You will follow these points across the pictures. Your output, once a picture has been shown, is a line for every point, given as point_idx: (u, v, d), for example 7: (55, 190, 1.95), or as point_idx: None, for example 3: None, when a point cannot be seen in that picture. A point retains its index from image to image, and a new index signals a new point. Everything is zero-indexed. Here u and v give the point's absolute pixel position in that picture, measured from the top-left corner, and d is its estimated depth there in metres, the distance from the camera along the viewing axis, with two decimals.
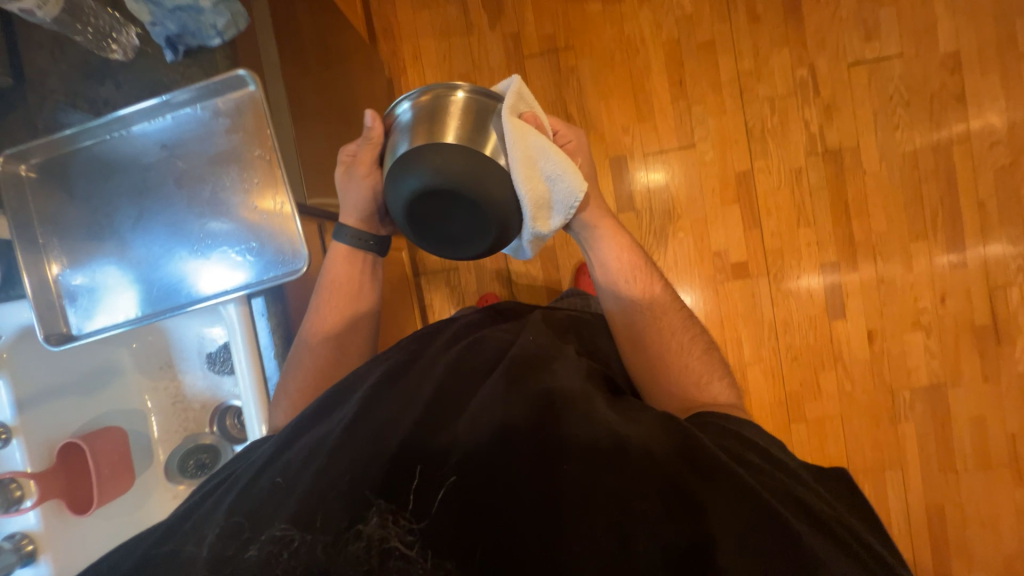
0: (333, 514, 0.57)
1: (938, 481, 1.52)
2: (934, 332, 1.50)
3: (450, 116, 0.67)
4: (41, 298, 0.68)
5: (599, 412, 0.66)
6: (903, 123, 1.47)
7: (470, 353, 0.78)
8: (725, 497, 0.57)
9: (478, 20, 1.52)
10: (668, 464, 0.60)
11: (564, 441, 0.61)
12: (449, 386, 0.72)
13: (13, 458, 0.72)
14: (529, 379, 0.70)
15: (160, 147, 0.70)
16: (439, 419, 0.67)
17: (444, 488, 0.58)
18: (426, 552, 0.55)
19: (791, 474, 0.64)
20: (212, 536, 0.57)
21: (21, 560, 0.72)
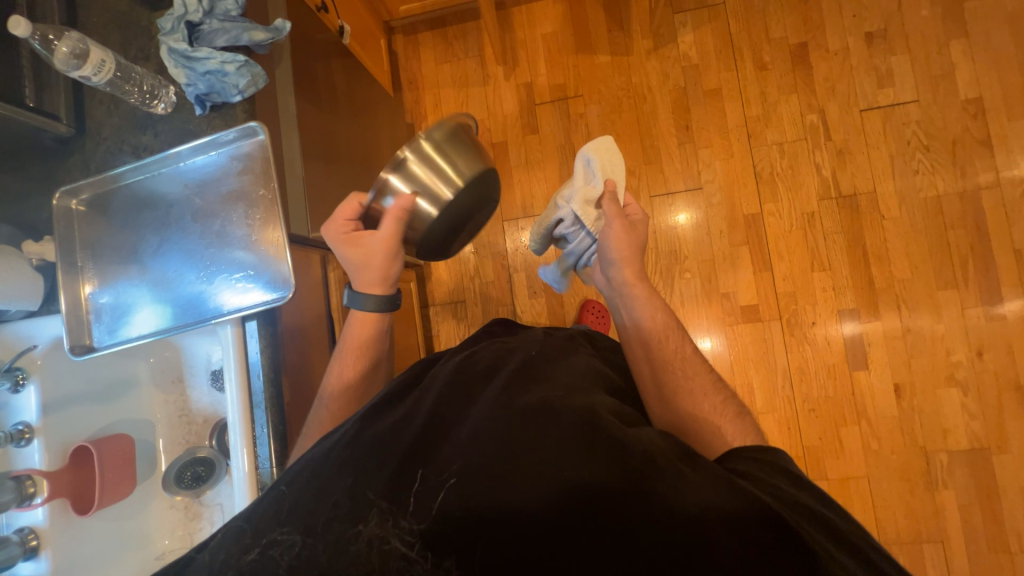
0: (335, 517, 0.53)
1: (988, 562, 1.34)
2: (971, 390, 1.38)
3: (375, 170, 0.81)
4: (72, 314, 0.78)
5: (603, 415, 0.59)
6: (924, 168, 1.43)
7: (472, 360, 0.73)
8: (737, 511, 0.50)
9: (494, 72, 1.65)
10: (671, 467, 0.54)
11: (576, 452, 0.54)
12: (449, 389, 0.66)
13: (33, 457, 0.81)
14: (536, 387, 0.64)
15: (184, 187, 0.80)
16: (448, 423, 0.61)
17: (445, 490, 0.53)
18: (426, 552, 0.50)
19: (796, 477, 0.58)
20: (218, 547, 0.54)
21: (24, 553, 0.78)
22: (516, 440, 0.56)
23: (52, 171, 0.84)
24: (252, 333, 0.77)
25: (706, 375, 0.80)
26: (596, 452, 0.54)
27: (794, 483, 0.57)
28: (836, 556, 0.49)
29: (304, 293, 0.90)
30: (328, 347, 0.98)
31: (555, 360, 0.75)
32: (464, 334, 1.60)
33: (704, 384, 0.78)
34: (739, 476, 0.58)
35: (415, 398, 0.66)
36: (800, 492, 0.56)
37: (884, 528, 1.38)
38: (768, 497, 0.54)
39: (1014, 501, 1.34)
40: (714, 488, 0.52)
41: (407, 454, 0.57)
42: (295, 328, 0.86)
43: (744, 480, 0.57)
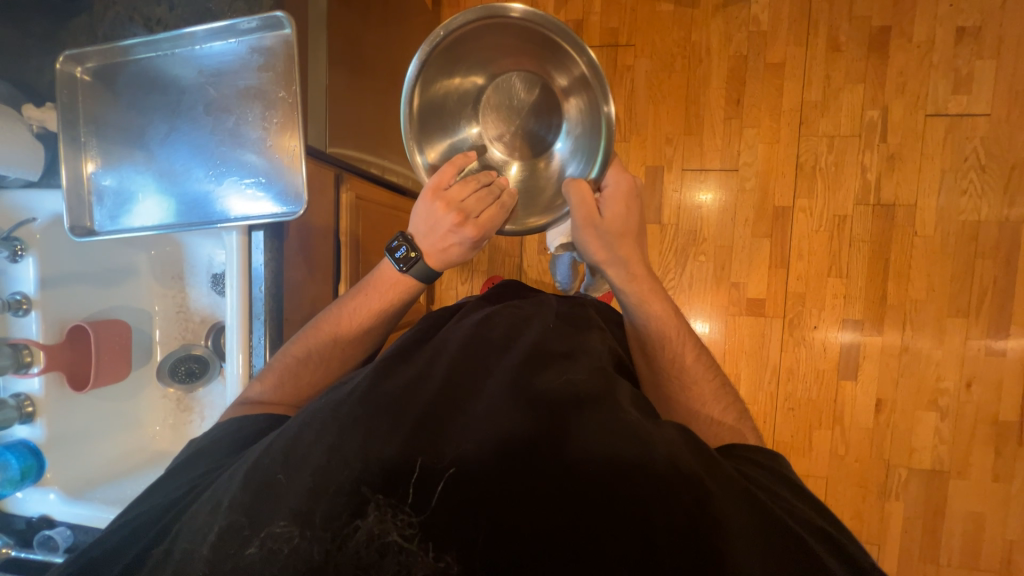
0: (334, 504, 0.50)
1: (914, 569, 1.45)
2: (949, 417, 1.41)
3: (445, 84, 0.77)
4: (73, 192, 0.74)
5: (627, 409, 0.59)
6: (973, 189, 1.36)
7: (484, 327, 0.72)
8: (750, 523, 0.50)
9: (544, 2, 1.50)
10: (679, 459, 0.53)
11: (573, 432, 0.54)
12: (462, 357, 0.65)
13: (30, 328, 0.81)
14: (551, 368, 0.64)
15: (198, 73, 0.74)
16: (453, 392, 0.60)
17: (445, 480, 0.51)
18: (426, 544, 0.48)
19: (804, 495, 0.58)
20: (212, 534, 0.50)
21: (20, 417, 0.80)
22: (514, 403, 0.56)
23: (56, 30, 0.77)
24: (257, 245, 0.74)
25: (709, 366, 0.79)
26: (604, 433, 0.54)
27: (797, 493, 0.58)
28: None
29: (314, 212, 0.87)
30: (332, 272, 0.96)
31: (570, 335, 0.75)
32: (466, 278, 1.59)
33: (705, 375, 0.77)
34: (751, 484, 0.57)
35: (427, 355, 0.67)
36: (808, 509, 0.55)
37: None
38: (780, 509, 0.53)
39: (956, 522, 1.42)
40: (730, 498, 0.52)
41: (412, 430, 0.54)
42: (301, 247, 0.83)
43: (755, 487, 0.56)
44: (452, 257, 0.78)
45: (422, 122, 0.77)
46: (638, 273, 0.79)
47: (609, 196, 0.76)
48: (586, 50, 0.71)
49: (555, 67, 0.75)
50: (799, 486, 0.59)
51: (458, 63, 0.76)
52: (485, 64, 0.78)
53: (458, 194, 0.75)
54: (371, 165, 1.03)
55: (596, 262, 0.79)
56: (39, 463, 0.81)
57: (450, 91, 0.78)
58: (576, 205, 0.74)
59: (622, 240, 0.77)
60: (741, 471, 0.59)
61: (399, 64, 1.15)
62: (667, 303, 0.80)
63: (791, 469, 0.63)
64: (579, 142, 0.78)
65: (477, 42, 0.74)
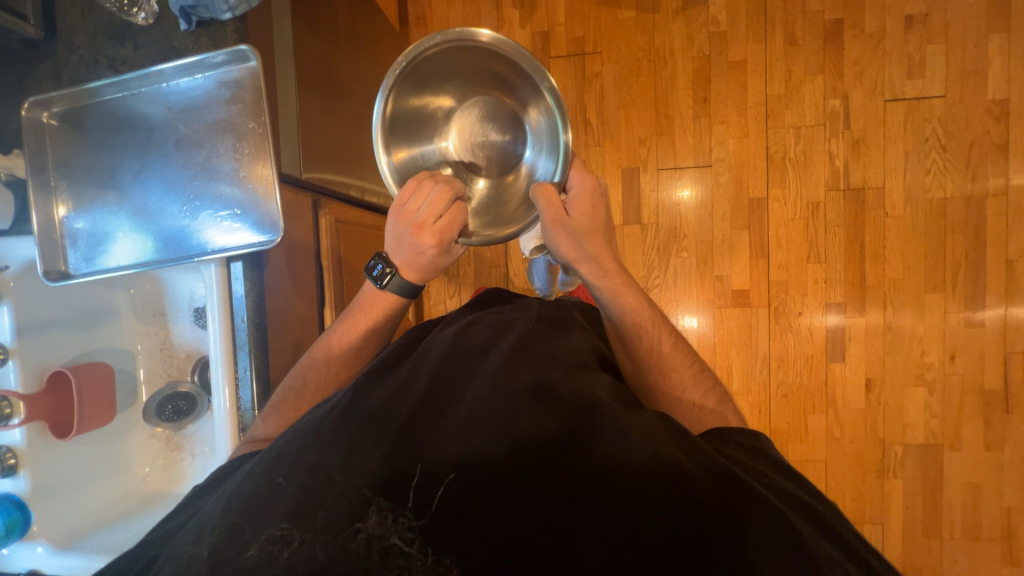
0: (331, 511, 0.52)
1: (920, 545, 1.46)
2: (937, 390, 1.44)
3: (416, 100, 0.79)
4: (44, 237, 0.74)
5: (605, 400, 0.60)
6: (937, 167, 1.40)
7: (465, 334, 0.73)
8: (732, 501, 0.50)
9: (509, 17, 1.54)
10: (671, 457, 0.53)
11: (567, 436, 0.54)
12: (445, 363, 0.66)
13: (8, 378, 0.78)
14: (532, 367, 0.64)
15: (166, 111, 0.74)
16: (441, 399, 0.61)
17: (445, 485, 0.52)
18: (426, 548, 0.50)
19: (788, 475, 0.59)
20: (212, 538, 0.52)
21: (2, 471, 0.78)
22: (508, 415, 0.56)
23: (21, 79, 0.77)
24: (238, 275, 0.74)
25: (690, 356, 0.81)
26: (596, 437, 0.54)
27: (777, 470, 0.59)
28: (831, 553, 0.49)
29: (293, 237, 0.86)
30: (316, 297, 0.95)
31: (551, 335, 0.76)
32: (454, 291, 1.59)
33: (685, 364, 0.80)
34: (731, 462, 0.58)
35: (411, 365, 0.67)
36: (793, 488, 0.56)
37: None
38: (762, 487, 0.54)
39: (954, 493, 1.44)
40: (711, 479, 0.52)
41: (399, 437, 0.56)
42: (282, 274, 0.83)
43: (737, 466, 0.57)
44: (427, 270, 0.78)
45: (394, 132, 0.78)
46: (609, 269, 0.80)
47: (574, 196, 0.78)
48: (546, 76, 0.76)
49: (515, 88, 0.79)
50: (782, 465, 0.60)
51: (429, 79, 0.79)
52: (448, 86, 0.80)
53: (414, 206, 0.74)
54: (350, 187, 1.04)
55: (568, 262, 0.79)
56: (24, 517, 0.78)
57: (424, 109, 0.80)
58: (544, 207, 0.75)
59: (591, 238, 0.78)
60: (724, 452, 0.60)
61: (370, 86, 1.16)
62: (640, 296, 0.81)
63: (772, 447, 0.64)
64: (545, 152, 0.80)
65: (448, 63, 0.78)
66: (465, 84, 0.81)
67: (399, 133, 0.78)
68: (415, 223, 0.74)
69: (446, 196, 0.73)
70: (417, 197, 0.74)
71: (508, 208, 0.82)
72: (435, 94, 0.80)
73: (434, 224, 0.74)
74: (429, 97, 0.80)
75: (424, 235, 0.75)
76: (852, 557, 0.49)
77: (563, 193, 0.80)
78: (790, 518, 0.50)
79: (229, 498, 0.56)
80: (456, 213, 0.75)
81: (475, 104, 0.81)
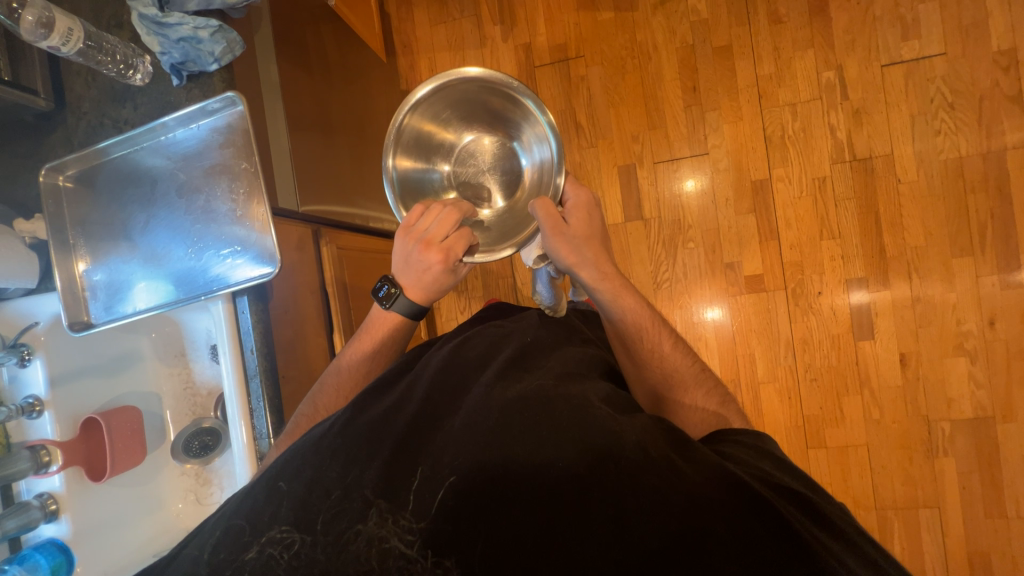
0: (333, 516, 0.58)
1: (984, 528, 1.36)
2: (980, 359, 1.35)
3: (426, 130, 0.86)
4: (67, 291, 0.78)
5: (596, 404, 0.65)
6: (947, 127, 1.35)
7: (462, 349, 0.80)
8: (722, 497, 0.55)
9: (492, 33, 1.57)
10: (662, 457, 0.58)
11: (560, 439, 0.59)
12: (441, 378, 0.71)
13: (45, 429, 0.83)
14: (523, 377, 0.71)
15: (167, 162, 0.79)
16: (437, 412, 0.66)
17: (445, 489, 0.57)
18: (426, 551, 0.55)
19: (783, 466, 0.63)
20: (217, 539, 0.59)
21: (45, 517, 0.81)
22: (502, 423, 0.61)
23: (37, 148, 0.82)
24: (243, 309, 0.77)
25: (688, 354, 0.84)
26: (589, 444, 0.58)
27: (781, 469, 0.63)
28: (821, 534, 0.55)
29: (297, 270, 0.90)
30: (324, 324, 0.98)
31: (548, 347, 0.83)
32: (464, 306, 1.61)
33: (686, 363, 0.82)
34: (727, 459, 0.63)
35: (409, 381, 0.72)
36: (788, 479, 0.61)
37: (880, 495, 1.39)
38: (758, 480, 0.59)
39: (1015, 469, 1.34)
40: (700, 473, 0.57)
41: (397, 450, 0.61)
42: (287, 305, 0.86)
43: (733, 462, 0.62)
44: (431, 288, 0.80)
45: (401, 155, 0.84)
46: (608, 272, 0.81)
47: (572, 207, 0.81)
48: (547, 114, 0.80)
49: (520, 125, 0.85)
50: (778, 458, 0.65)
51: (440, 113, 0.85)
52: (453, 124, 0.87)
53: (423, 225, 0.78)
54: (354, 216, 1.10)
55: (568, 269, 0.80)
56: (68, 560, 0.81)
57: (432, 140, 0.87)
58: (542, 220, 0.77)
59: (589, 244, 0.80)
60: (722, 451, 0.65)
61: (361, 116, 1.20)
62: (638, 298, 0.82)
63: (775, 447, 0.69)
64: (542, 180, 0.84)
65: (457, 101, 0.85)
66: (474, 120, 0.87)
67: (405, 158, 0.85)
68: (423, 240, 0.77)
69: (454, 216, 0.77)
70: (427, 215, 0.78)
71: (506, 230, 0.85)
72: (445, 127, 0.87)
73: (441, 242, 0.77)
74: (439, 129, 0.87)
75: (432, 249, 0.77)
76: (841, 536, 0.55)
77: (561, 206, 0.82)
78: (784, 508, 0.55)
79: (234, 506, 0.62)
80: (460, 235, 0.78)
81: (480, 139, 0.88)
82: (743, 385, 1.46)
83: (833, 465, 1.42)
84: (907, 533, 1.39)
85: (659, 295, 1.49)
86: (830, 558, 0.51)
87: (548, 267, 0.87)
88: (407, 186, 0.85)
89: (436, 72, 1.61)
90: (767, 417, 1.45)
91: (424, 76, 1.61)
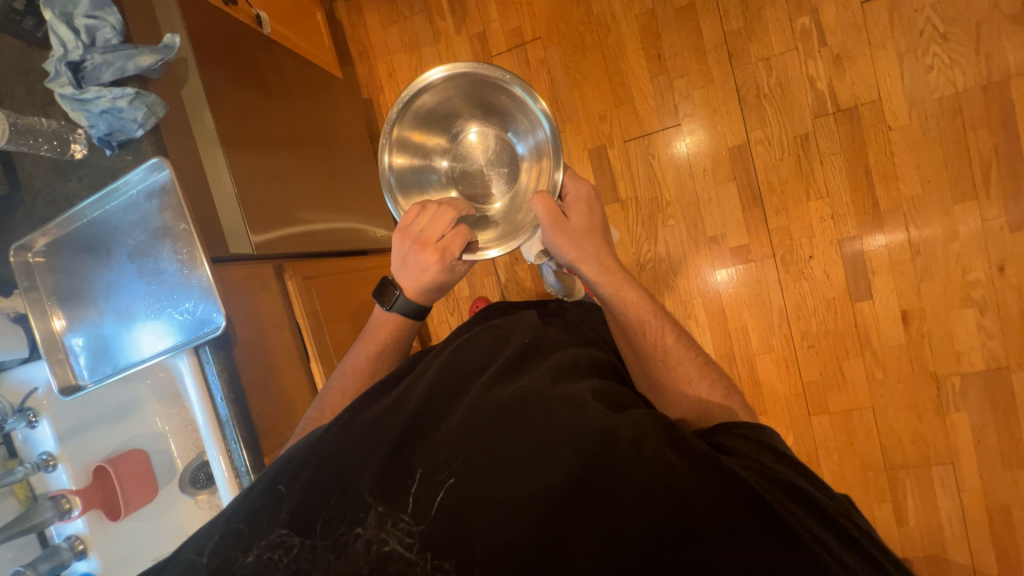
0: (333, 518, 0.60)
1: (1003, 480, 1.31)
2: (990, 308, 1.27)
3: (423, 131, 0.89)
4: (51, 355, 0.84)
5: (593, 403, 0.61)
6: (941, 61, 1.23)
7: (464, 350, 0.78)
8: (717, 493, 0.52)
9: (444, 26, 1.52)
10: (658, 455, 0.55)
11: (511, 460, 0.58)
12: (440, 379, 0.71)
13: (62, 478, 0.92)
14: (517, 379, 0.69)
15: (118, 227, 0.84)
16: (436, 413, 0.67)
17: (444, 490, 0.58)
18: (426, 554, 0.55)
19: (791, 462, 0.60)
20: (220, 540, 0.62)
21: (76, 555, 0.91)
22: (473, 438, 0.61)
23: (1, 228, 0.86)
24: (208, 360, 0.82)
25: (692, 346, 0.80)
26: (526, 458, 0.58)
27: (781, 462, 0.60)
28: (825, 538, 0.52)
29: (261, 309, 0.95)
30: (297, 355, 1.03)
31: (555, 345, 0.80)
32: (453, 308, 1.63)
33: (689, 356, 0.78)
34: (722, 453, 0.61)
35: (409, 383, 0.73)
36: (796, 477, 0.58)
37: (889, 456, 1.36)
38: (755, 478, 0.56)
39: None
40: (694, 469, 0.54)
41: (395, 451, 0.63)
42: (252, 346, 0.91)
43: (726, 456, 0.60)
44: (428, 287, 0.81)
45: (398, 154, 0.87)
46: (610, 266, 0.81)
47: (571, 201, 0.83)
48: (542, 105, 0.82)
49: (517, 119, 0.87)
50: (784, 453, 0.61)
51: (434, 112, 0.88)
52: (449, 124, 0.90)
53: (419, 226, 0.79)
54: (326, 241, 1.13)
55: (570, 263, 0.81)
56: None
57: (429, 140, 0.90)
58: (543, 214, 0.78)
59: (590, 238, 0.81)
60: (719, 445, 0.63)
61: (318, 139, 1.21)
62: (641, 291, 0.81)
63: (779, 439, 0.65)
64: (541, 172, 0.86)
65: (453, 101, 0.87)
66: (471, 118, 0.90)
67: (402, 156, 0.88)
68: (419, 241, 0.79)
69: (450, 215, 0.79)
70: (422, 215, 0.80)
71: (512, 221, 0.86)
72: (442, 126, 0.90)
73: (437, 242, 0.79)
74: (436, 128, 0.90)
75: (429, 247, 0.78)
76: (845, 539, 0.53)
77: (561, 200, 0.85)
78: (786, 511, 0.53)
79: (239, 504, 0.66)
80: (457, 232, 0.79)
81: (479, 135, 0.91)
82: (738, 358, 1.43)
83: (838, 430, 1.39)
84: (920, 490, 1.36)
85: (644, 277, 1.46)
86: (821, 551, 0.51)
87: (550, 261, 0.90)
88: (404, 183, 0.88)
89: (395, 76, 1.58)
90: (765, 389, 1.42)
91: (384, 82, 1.59)
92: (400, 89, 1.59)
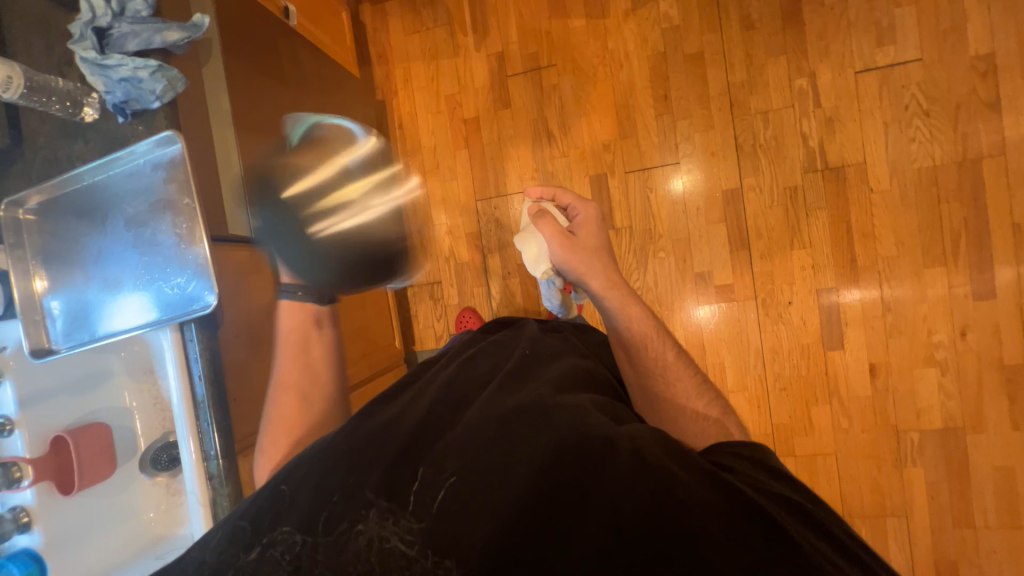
0: (334, 518, 0.59)
1: (953, 537, 1.36)
2: (951, 369, 1.34)
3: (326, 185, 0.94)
4: (27, 315, 0.82)
5: (593, 418, 0.64)
6: (922, 134, 1.32)
7: (467, 368, 0.81)
8: (720, 506, 0.54)
9: (465, 41, 1.57)
10: (658, 466, 0.57)
11: (507, 467, 0.59)
12: (443, 393, 0.75)
13: (15, 445, 0.87)
14: (521, 389, 0.71)
15: (116, 177, 0.83)
16: (439, 422, 0.69)
17: (446, 488, 0.59)
18: (426, 551, 0.55)
19: (788, 481, 0.60)
20: (222, 546, 0.61)
21: (18, 528, 0.86)
22: (472, 449, 0.62)
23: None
24: (192, 338, 0.83)
25: (690, 368, 0.82)
26: (512, 466, 0.59)
27: (777, 479, 0.60)
28: (832, 556, 0.52)
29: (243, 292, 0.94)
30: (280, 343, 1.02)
31: (547, 360, 0.83)
32: (441, 315, 1.63)
33: (687, 376, 0.80)
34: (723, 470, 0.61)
35: (411, 395, 0.78)
36: (795, 495, 0.58)
37: (847, 503, 1.40)
38: (755, 492, 0.56)
39: (985, 480, 1.34)
40: (695, 483, 0.56)
41: (398, 455, 0.64)
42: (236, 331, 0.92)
43: (728, 473, 0.60)
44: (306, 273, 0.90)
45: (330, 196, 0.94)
46: (617, 282, 0.87)
47: (580, 221, 0.92)
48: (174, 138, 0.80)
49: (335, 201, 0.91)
50: (781, 472, 0.62)
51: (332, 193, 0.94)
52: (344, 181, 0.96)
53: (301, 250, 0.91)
54: None
55: (579, 277, 0.88)
56: (41, 568, 0.86)
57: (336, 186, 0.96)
58: (551, 233, 0.89)
59: (598, 255, 0.89)
60: (720, 464, 0.62)
61: None
62: (645, 309, 0.86)
63: (774, 458, 0.66)
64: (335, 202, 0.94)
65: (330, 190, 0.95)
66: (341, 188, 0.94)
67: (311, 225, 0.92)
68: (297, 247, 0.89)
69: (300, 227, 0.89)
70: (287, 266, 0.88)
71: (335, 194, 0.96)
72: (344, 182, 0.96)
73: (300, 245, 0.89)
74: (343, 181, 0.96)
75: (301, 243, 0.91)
76: (852, 559, 0.52)
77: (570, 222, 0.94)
78: (788, 526, 0.52)
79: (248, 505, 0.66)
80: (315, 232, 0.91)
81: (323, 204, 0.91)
82: None
83: (801, 473, 1.43)
84: (875, 540, 1.39)
85: None
86: (823, 561, 0.50)
87: (556, 278, 0.95)
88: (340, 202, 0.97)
89: (410, 82, 1.61)
90: None
91: (400, 86, 1.62)
92: (414, 95, 1.63)
